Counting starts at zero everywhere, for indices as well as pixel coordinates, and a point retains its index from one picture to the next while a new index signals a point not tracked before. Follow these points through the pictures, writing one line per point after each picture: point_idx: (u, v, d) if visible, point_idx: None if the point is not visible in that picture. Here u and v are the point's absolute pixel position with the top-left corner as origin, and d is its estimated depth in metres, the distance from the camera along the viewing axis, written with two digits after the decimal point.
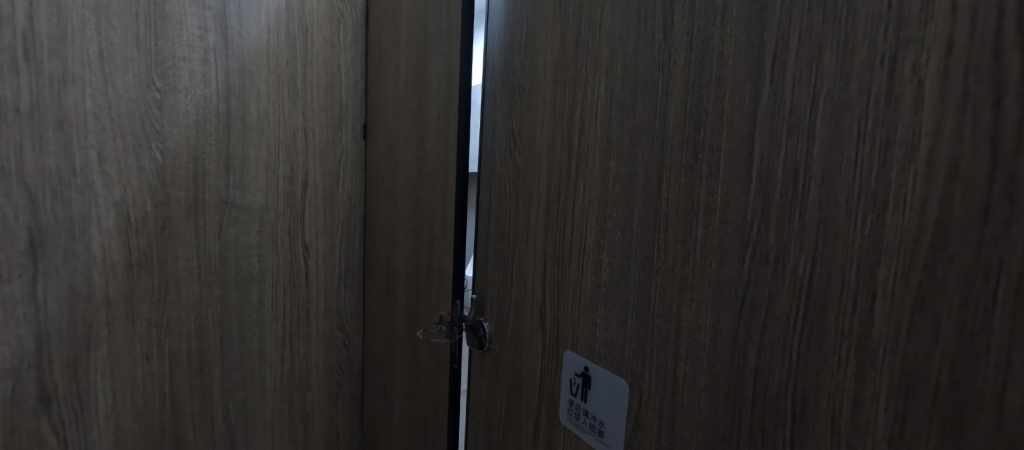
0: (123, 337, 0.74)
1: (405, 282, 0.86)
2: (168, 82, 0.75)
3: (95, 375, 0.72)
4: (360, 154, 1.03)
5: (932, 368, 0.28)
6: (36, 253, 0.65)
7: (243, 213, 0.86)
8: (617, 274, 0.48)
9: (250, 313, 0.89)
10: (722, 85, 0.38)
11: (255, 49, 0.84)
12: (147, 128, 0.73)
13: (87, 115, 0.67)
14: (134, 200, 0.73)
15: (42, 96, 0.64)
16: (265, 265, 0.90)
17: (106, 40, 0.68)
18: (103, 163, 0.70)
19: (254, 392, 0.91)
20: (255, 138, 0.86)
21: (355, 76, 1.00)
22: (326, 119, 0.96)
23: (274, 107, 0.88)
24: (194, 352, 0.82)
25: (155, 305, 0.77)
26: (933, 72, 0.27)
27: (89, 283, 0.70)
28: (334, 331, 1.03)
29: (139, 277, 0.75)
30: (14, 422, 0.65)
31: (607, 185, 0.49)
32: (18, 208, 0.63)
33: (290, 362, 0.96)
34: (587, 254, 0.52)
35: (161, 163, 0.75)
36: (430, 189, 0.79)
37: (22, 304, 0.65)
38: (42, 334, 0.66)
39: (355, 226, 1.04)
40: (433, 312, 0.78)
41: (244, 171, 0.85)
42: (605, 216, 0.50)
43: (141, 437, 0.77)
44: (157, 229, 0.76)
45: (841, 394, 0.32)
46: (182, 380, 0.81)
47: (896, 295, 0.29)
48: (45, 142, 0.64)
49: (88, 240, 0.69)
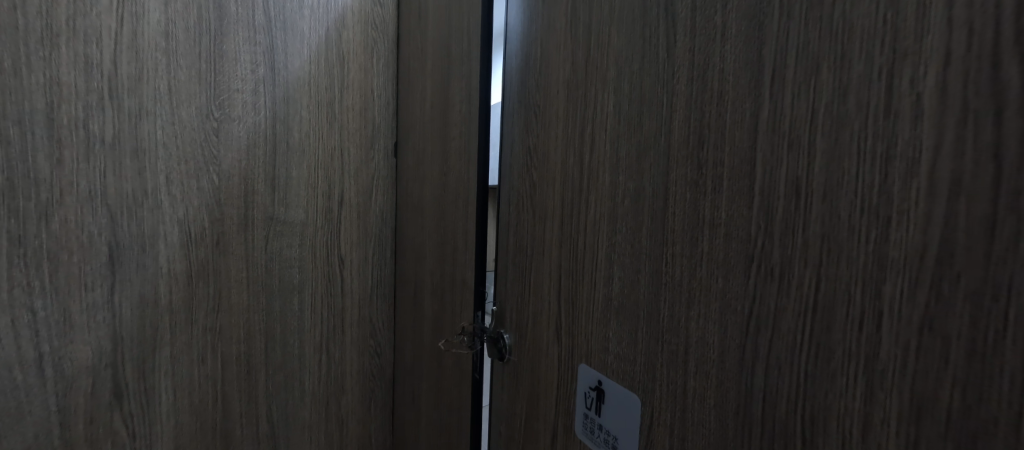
0: (183, 342, 0.82)
1: (432, 293, 0.90)
2: (224, 111, 0.84)
3: (158, 375, 0.80)
4: (393, 171, 1.09)
5: (941, 392, 0.26)
6: (113, 265, 0.74)
7: (286, 228, 0.93)
8: (627, 288, 0.48)
9: (292, 321, 0.96)
10: (723, 100, 0.38)
11: (299, 79, 0.92)
12: (206, 153, 0.82)
13: (157, 144, 0.77)
14: (194, 218, 0.82)
15: (122, 129, 0.73)
16: (306, 276, 0.97)
17: (174, 78, 0.78)
18: (169, 186, 0.79)
19: (294, 395, 0.98)
20: (298, 159, 0.93)
21: (388, 98, 1.06)
22: (361, 140, 1.03)
23: (315, 130, 0.95)
24: (242, 356, 0.90)
25: (210, 312, 0.85)
26: (931, 84, 0.26)
27: (155, 292, 0.78)
28: (367, 339, 1.09)
29: (197, 287, 0.83)
30: (92, 414, 0.74)
31: (616, 200, 0.50)
32: (100, 226, 0.73)
33: (327, 368, 1.02)
34: (598, 268, 0.52)
35: (218, 184, 0.84)
36: (454, 204, 0.82)
37: (101, 310, 0.74)
38: (117, 337, 0.75)
39: (387, 239, 1.10)
40: (457, 323, 0.81)
41: (289, 190, 0.93)
42: (615, 231, 0.50)
43: (196, 432, 0.85)
44: (212, 243, 0.84)
45: (850, 417, 0.30)
46: (232, 382, 0.89)
47: (901, 314, 0.27)
48: (123, 168, 0.74)
49: (156, 253, 0.78)
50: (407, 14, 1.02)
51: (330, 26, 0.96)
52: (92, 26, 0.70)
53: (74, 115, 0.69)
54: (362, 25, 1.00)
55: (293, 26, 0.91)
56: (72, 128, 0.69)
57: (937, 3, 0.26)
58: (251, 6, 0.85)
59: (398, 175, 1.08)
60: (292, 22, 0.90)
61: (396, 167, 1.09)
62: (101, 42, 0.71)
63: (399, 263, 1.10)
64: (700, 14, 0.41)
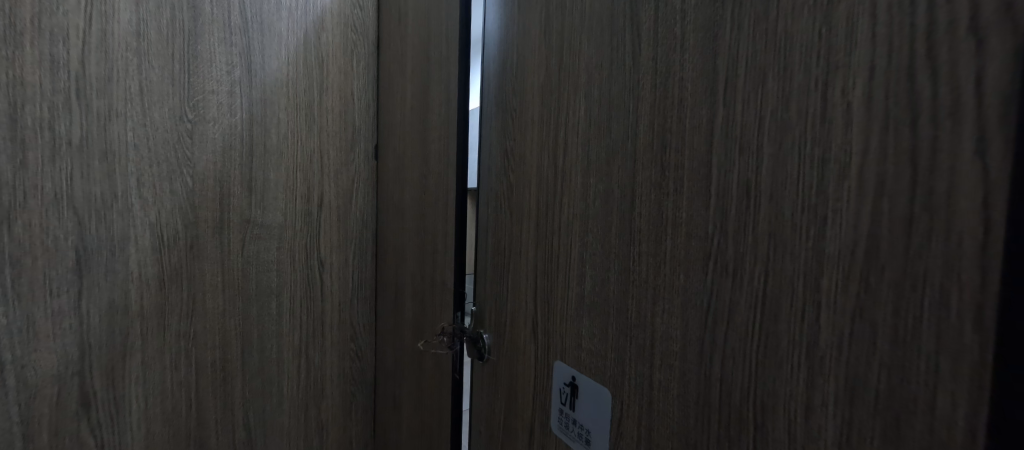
0: (154, 348, 0.80)
1: (412, 296, 0.90)
2: (198, 113, 0.82)
3: (129, 382, 0.78)
4: (373, 173, 1.09)
5: (870, 374, 0.29)
6: (80, 270, 0.73)
7: (263, 231, 0.92)
8: (597, 285, 0.50)
9: (269, 325, 0.94)
10: (684, 106, 0.40)
11: (276, 80, 0.92)
12: (180, 155, 0.81)
13: (127, 146, 0.75)
14: (166, 222, 0.80)
15: (90, 130, 0.72)
16: (284, 280, 0.96)
17: (145, 79, 0.76)
18: (140, 189, 0.77)
19: (272, 401, 0.96)
20: (275, 162, 0.93)
21: (368, 100, 1.06)
22: (341, 142, 1.02)
23: (293, 132, 0.95)
24: (218, 361, 0.88)
25: (184, 317, 0.83)
26: (859, 94, 0.29)
27: (125, 297, 0.77)
28: (347, 343, 1.08)
29: (170, 291, 0.82)
30: (58, 424, 0.72)
31: (588, 202, 0.52)
32: (67, 230, 0.71)
33: (306, 372, 1.01)
34: (572, 267, 0.54)
35: (192, 187, 0.83)
36: (433, 207, 0.83)
37: (67, 316, 0.72)
38: (85, 344, 0.73)
39: (367, 241, 1.09)
40: (437, 324, 0.81)
41: (266, 192, 0.92)
42: (586, 230, 0.52)
43: (169, 440, 0.83)
44: (186, 247, 0.83)
45: (795, 400, 0.33)
46: (207, 388, 0.87)
47: (837, 304, 0.30)
48: (92, 170, 0.72)
49: (126, 257, 0.77)
50: (387, 18, 1.02)
51: (308, 28, 0.96)
52: (59, 25, 0.68)
53: (40, 116, 0.68)
54: (341, 28, 1.00)
55: (270, 28, 0.90)
56: (37, 129, 0.68)
57: (863, 21, 0.29)
58: (227, 7, 0.84)
59: (378, 177, 1.08)
60: (269, 23, 0.90)
61: (376, 169, 1.09)
62: (69, 42, 0.69)
63: (379, 265, 1.09)
64: (662, 25, 0.43)
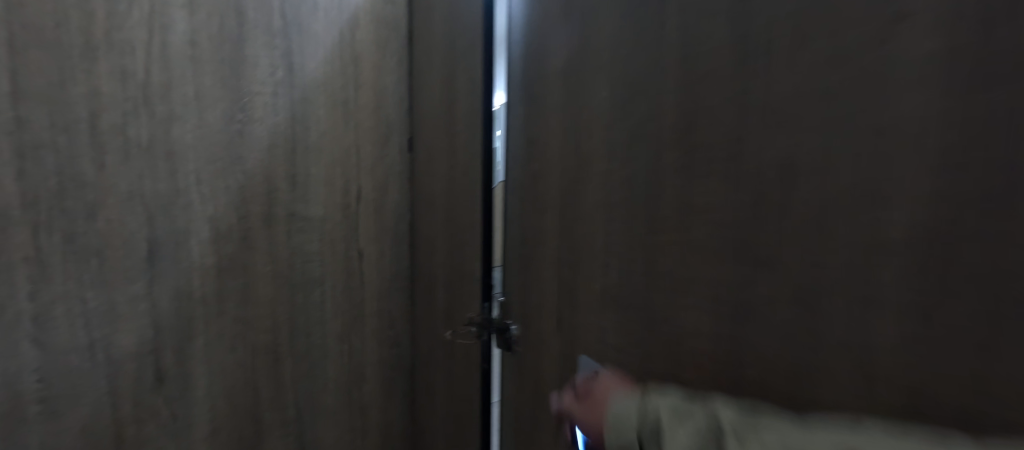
0: (215, 331, 0.88)
1: (443, 286, 0.92)
2: (246, 114, 0.88)
3: (194, 361, 0.86)
4: (407, 166, 1.11)
5: (914, 377, 0.25)
6: (151, 259, 0.81)
7: (306, 224, 0.97)
8: (619, 276, 0.49)
9: (314, 312, 1.00)
10: (709, 84, 0.38)
11: (315, 79, 0.96)
12: (232, 154, 0.87)
13: (187, 146, 0.82)
14: (222, 215, 0.87)
15: (155, 134, 0.79)
16: (326, 270, 1.01)
17: (200, 84, 0.83)
18: (199, 186, 0.84)
19: (318, 384, 1.02)
20: (315, 158, 0.97)
21: (401, 95, 1.08)
22: (375, 136, 1.06)
23: (331, 129, 0.99)
24: (269, 344, 0.95)
25: (239, 304, 0.91)
26: (919, 53, 0.24)
27: (189, 284, 0.85)
28: (386, 332, 1.12)
29: (226, 280, 0.89)
30: (138, 395, 0.81)
31: (613, 189, 0.49)
32: (139, 224, 0.79)
33: (348, 357, 1.07)
34: (596, 258, 0.52)
35: (243, 183, 0.89)
36: (461, 198, 0.83)
37: (142, 301, 0.80)
38: (158, 325, 0.82)
39: (403, 233, 1.13)
40: (466, 315, 0.82)
41: (307, 187, 0.97)
42: (610, 218, 0.50)
43: (230, 415, 0.91)
44: (240, 239, 0.89)
45: (826, 403, 0.30)
46: (260, 369, 0.94)
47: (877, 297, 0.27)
48: (158, 170, 0.80)
49: (189, 248, 0.84)
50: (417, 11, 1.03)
51: (343, 27, 0.99)
52: (127, 39, 0.75)
53: (114, 122, 0.75)
54: (373, 25, 1.03)
55: (307, 29, 0.94)
56: (112, 134, 0.75)
57: None
58: (268, 13, 0.89)
59: (412, 171, 1.11)
60: (306, 25, 0.94)
61: (410, 164, 1.12)
62: (135, 54, 0.76)
63: (415, 256, 1.12)
64: None
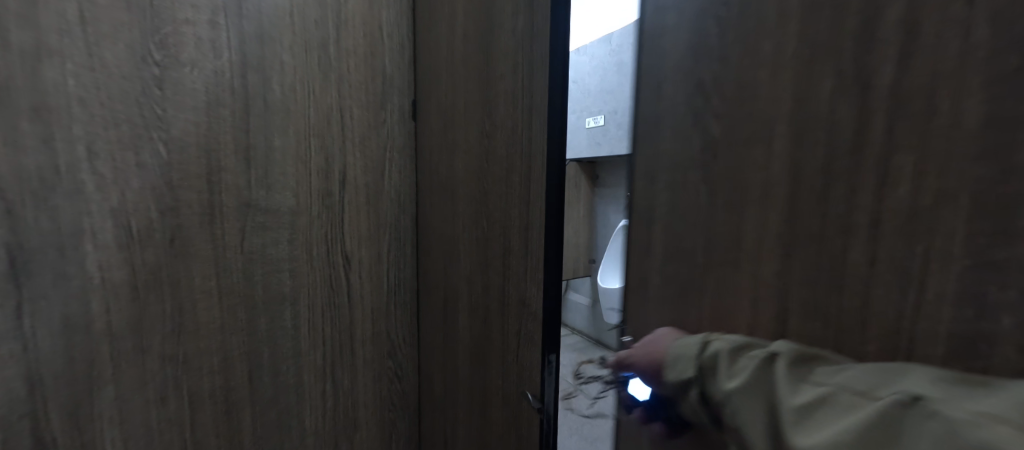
0: (131, 378, 0.59)
1: (467, 311, 0.62)
2: (169, 55, 0.58)
3: (99, 420, 0.57)
4: (412, 137, 0.80)
5: None
6: (18, 276, 0.51)
7: (270, 220, 0.67)
8: (820, 254, 0.23)
9: (283, 345, 0.70)
10: None
11: (275, 5, 0.64)
12: (147, 115, 0.57)
13: (71, 102, 0.52)
14: (134, 206, 0.57)
15: (15, 78, 0.49)
16: (298, 286, 0.71)
17: (88, 3, 0.52)
18: (95, 162, 0.54)
19: (291, 441, 0.73)
20: (281, 122, 0.67)
21: (402, 36, 0.77)
22: (367, 95, 0.74)
23: (302, 79, 0.68)
24: (218, 391, 0.66)
25: (169, 335, 0.61)
26: None
27: (86, 312, 0.55)
28: (384, 365, 0.82)
29: (147, 301, 0.59)
30: None
31: (826, 77, 0.23)
32: None
33: (332, 399, 0.77)
34: (794, 216, 0.25)
35: (167, 158, 0.59)
36: (502, 183, 0.52)
37: (7, 339, 0.51)
38: (34, 373, 0.53)
39: (408, 232, 0.81)
40: (516, 368, 0.52)
41: (270, 166, 0.66)
42: (817, 133, 0.23)
43: None
44: (166, 241, 0.60)
45: None
46: (206, 426, 0.65)
47: None
48: (22, 136, 0.50)
49: (81, 257, 0.55)
50: None
51: None
52: None
53: None
54: None
55: None
56: None
57: None
58: None
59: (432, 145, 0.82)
60: None
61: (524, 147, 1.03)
62: None
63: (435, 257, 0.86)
64: None
